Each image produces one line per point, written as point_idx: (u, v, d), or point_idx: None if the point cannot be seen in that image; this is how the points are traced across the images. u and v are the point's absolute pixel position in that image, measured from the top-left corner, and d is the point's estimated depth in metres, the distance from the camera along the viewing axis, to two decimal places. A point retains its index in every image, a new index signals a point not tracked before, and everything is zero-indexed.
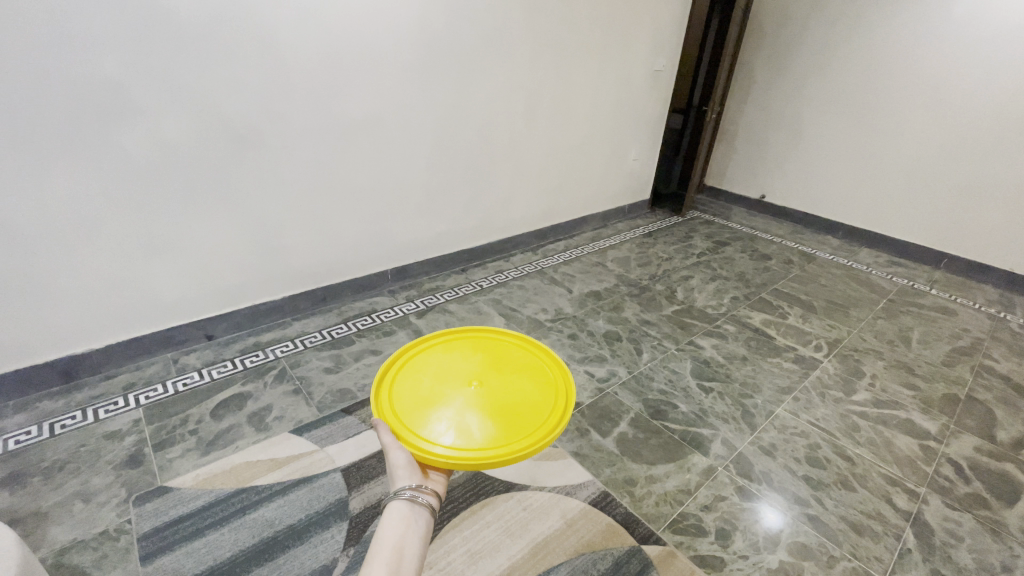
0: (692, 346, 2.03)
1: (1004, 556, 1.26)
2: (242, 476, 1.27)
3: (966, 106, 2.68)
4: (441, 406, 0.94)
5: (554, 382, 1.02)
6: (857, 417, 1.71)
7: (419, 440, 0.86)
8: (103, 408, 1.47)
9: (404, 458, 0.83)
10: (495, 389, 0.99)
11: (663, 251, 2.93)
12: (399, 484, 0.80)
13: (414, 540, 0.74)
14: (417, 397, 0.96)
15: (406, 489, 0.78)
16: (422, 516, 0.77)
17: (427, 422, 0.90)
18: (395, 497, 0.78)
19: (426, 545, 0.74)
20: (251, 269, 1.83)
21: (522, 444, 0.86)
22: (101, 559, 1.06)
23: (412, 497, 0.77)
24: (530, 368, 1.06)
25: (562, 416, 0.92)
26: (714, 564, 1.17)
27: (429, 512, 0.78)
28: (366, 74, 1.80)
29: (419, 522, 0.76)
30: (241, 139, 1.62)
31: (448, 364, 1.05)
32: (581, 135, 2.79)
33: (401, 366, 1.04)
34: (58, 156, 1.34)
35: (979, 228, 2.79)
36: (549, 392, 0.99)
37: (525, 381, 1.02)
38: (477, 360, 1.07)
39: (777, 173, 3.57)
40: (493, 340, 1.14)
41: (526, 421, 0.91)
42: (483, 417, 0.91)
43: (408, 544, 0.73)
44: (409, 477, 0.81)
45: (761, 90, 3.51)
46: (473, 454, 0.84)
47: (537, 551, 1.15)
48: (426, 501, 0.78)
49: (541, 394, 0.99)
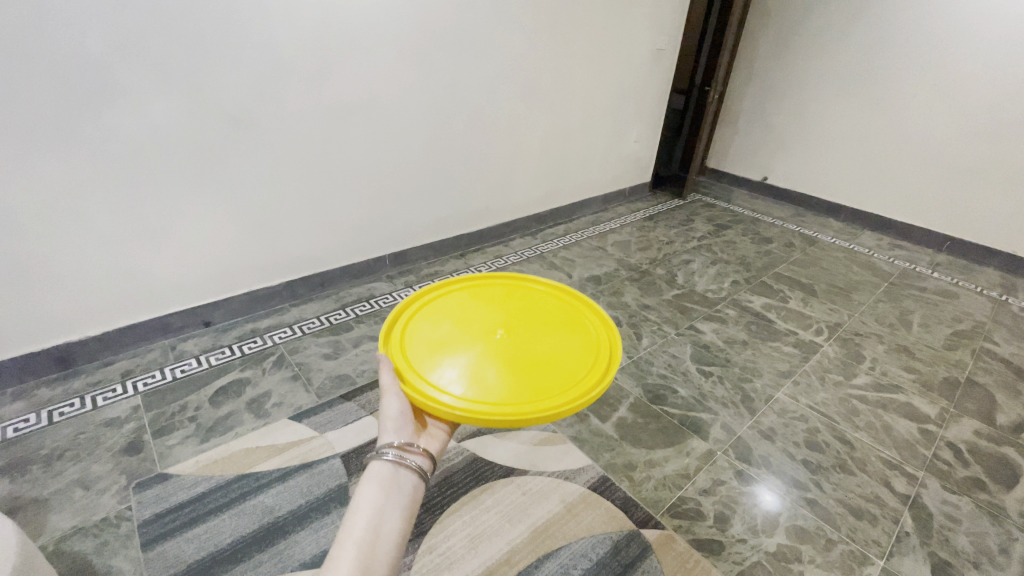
0: (692, 330, 2.02)
1: (1002, 539, 1.26)
2: (242, 462, 1.27)
3: (974, 85, 2.62)
4: (454, 350, 0.94)
5: (573, 352, 0.96)
6: (857, 401, 1.71)
7: (418, 380, 0.86)
8: (101, 395, 1.46)
9: (395, 409, 0.81)
10: (517, 343, 0.97)
11: (664, 234, 2.90)
12: (385, 438, 0.77)
13: (396, 509, 0.69)
14: (432, 339, 0.97)
15: (389, 449, 0.74)
16: (406, 481, 0.72)
17: (432, 364, 0.90)
18: (376, 458, 0.73)
19: (411, 510, 0.70)
20: (248, 255, 1.81)
21: (516, 409, 0.82)
22: (101, 546, 1.06)
23: (396, 460, 0.72)
24: (553, 331, 1.01)
25: (569, 391, 0.86)
26: (713, 547, 1.18)
27: (415, 477, 0.73)
28: (359, 55, 1.75)
29: (401, 490, 0.71)
30: (234, 123, 1.59)
31: (471, 311, 1.04)
32: (581, 116, 2.73)
33: (426, 306, 1.05)
34: (47, 143, 1.31)
35: (984, 211, 2.76)
36: (573, 355, 0.95)
37: (544, 344, 0.97)
38: (503, 311, 1.04)
39: (780, 154, 3.52)
40: (525, 294, 1.11)
41: (528, 385, 0.88)
42: (488, 371, 0.89)
43: (386, 519, 0.67)
44: (396, 429, 0.79)
45: (766, 69, 3.43)
46: (477, 406, 0.82)
47: (537, 535, 1.16)
48: (412, 463, 0.74)
49: (567, 354, 0.95)
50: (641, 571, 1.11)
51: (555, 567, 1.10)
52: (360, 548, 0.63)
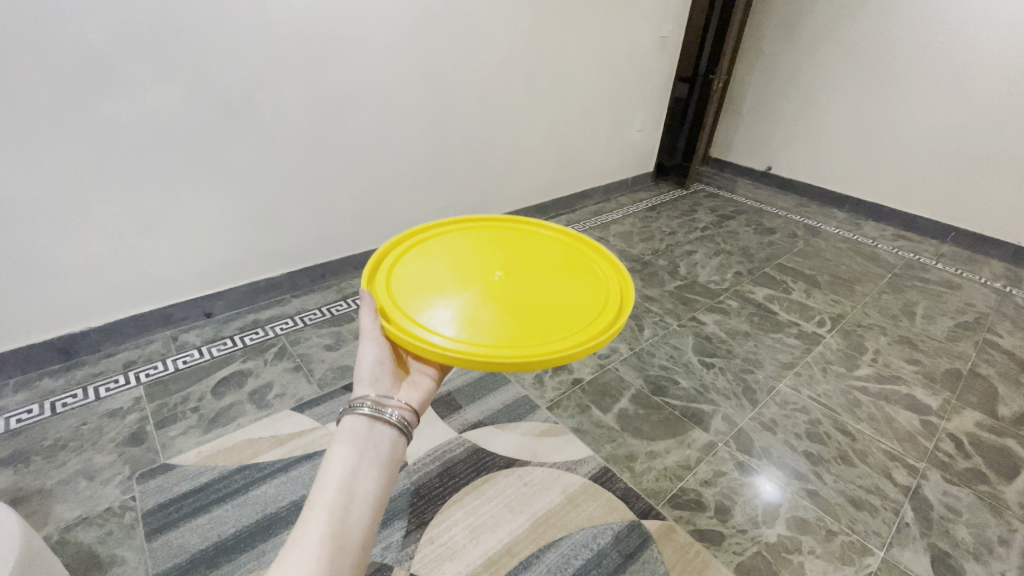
0: (694, 321, 2.02)
1: (1002, 530, 1.27)
2: (244, 453, 1.27)
3: (983, 74, 2.59)
4: (447, 293, 0.91)
5: (570, 303, 0.91)
6: (859, 392, 1.71)
7: (407, 318, 0.83)
8: (104, 386, 1.47)
9: (371, 356, 0.79)
10: (514, 292, 0.93)
11: (666, 225, 2.88)
12: (360, 389, 0.74)
13: (373, 464, 0.65)
14: (425, 282, 0.94)
15: (365, 403, 0.70)
16: (383, 436, 0.69)
17: (422, 306, 0.87)
18: (349, 413, 0.69)
19: (388, 465, 0.67)
20: (249, 246, 1.80)
21: (505, 352, 0.78)
22: (106, 535, 1.06)
23: (373, 414, 0.69)
24: (551, 282, 0.97)
25: (563, 338, 0.82)
26: (713, 538, 1.18)
27: (392, 431, 0.70)
28: (359, 43, 1.73)
29: (375, 447, 0.67)
30: (233, 113, 1.57)
31: (469, 260, 1.01)
32: (583, 105, 2.70)
33: (424, 252, 1.03)
34: (44, 133, 1.30)
35: (989, 201, 2.73)
36: (571, 305, 0.90)
37: (541, 293, 0.93)
38: (500, 261, 1.01)
39: (785, 144, 3.48)
40: (527, 247, 1.07)
41: (520, 331, 0.84)
42: (480, 314, 0.86)
43: (359, 479, 0.63)
44: (371, 377, 0.76)
45: (771, 57, 3.38)
46: (464, 346, 0.79)
47: (538, 526, 1.16)
48: (390, 417, 0.70)
49: (564, 304, 0.91)
50: (641, 561, 1.11)
51: (557, 557, 1.10)
52: (335, 504, 0.59)
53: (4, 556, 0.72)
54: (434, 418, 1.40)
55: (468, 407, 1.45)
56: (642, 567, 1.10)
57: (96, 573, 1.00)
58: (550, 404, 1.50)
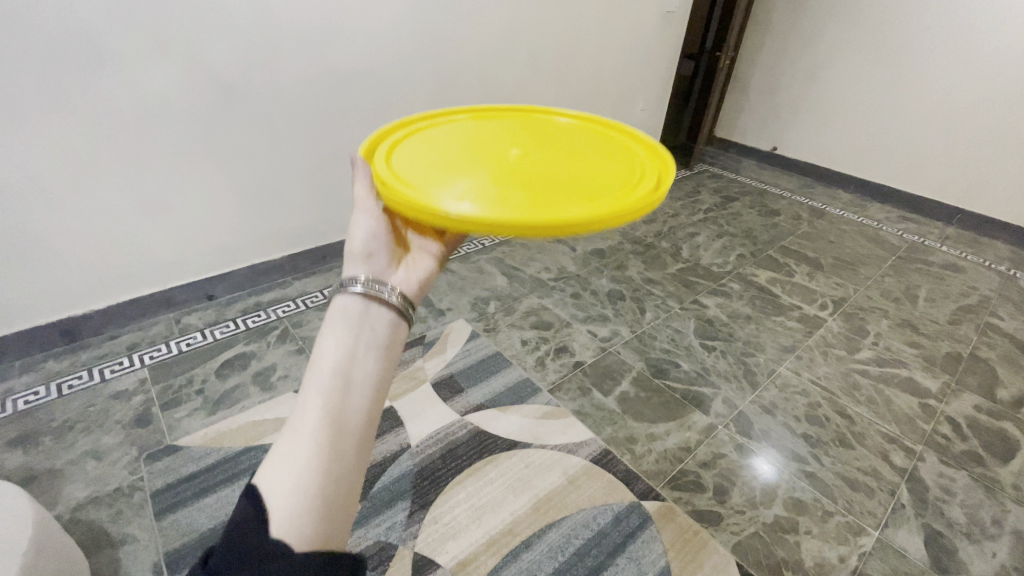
0: (696, 304, 2.01)
1: (996, 511, 1.28)
2: (250, 434, 1.29)
3: (996, 53, 2.53)
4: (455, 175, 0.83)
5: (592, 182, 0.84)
6: (859, 375, 1.72)
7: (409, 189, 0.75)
8: (109, 368, 1.48)
9: (363, 230, 0.72)
10: (528, 175, 0.85)
11: (669, 207, 2.86)
12: (352, 263, 0.68)
13: (370, 347, 0.57)
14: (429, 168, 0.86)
15: (359, 281, 0.62)
16: (380, 319, 0.60)
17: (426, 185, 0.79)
18: (341, 293, 0.61)
19: (388, 349, 0.59)
20: (249, 228, 1.79)
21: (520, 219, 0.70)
22: (116, 514, 1.08)
23: (367, 294, 0.60)
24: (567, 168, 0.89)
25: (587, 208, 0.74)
26: (712, 519, 1.20)
27: (391, 313, 0.62)
28: (357, 20, 1.68)
29: (372, 328, 0.59)
30: (230, 92, 1.54)
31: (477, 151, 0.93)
32: (587, 84, 2.64)
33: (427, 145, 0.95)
34: (39, 114, 1.28)
35: (997, 183, 2.70)
36: (593, 184, 0.82)
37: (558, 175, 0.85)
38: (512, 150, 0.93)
39: (791, 123, 3.42)
40: (541, 140, 1.00)
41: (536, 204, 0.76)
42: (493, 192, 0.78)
43: (356, 362, 0.55)
44: (364, 252, 0.70)
45: (780, 33, 3.29)
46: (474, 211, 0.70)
47: (539, 506, 1.18)
48: (387, 299, 0.62)
49: (583, 185, 0.83)
50: (640, 540, 1.13)
51: (557, 537, 1.12)
52: (329, 390, 0.52)
53: (17, 536, 0.74)
54: (437, 400, 1.41)
55: (470, 389, 1.46)
56: (641, 546, 1.12)
57: (107, 550, 1.02)
58: (551, 387, 1.51)
